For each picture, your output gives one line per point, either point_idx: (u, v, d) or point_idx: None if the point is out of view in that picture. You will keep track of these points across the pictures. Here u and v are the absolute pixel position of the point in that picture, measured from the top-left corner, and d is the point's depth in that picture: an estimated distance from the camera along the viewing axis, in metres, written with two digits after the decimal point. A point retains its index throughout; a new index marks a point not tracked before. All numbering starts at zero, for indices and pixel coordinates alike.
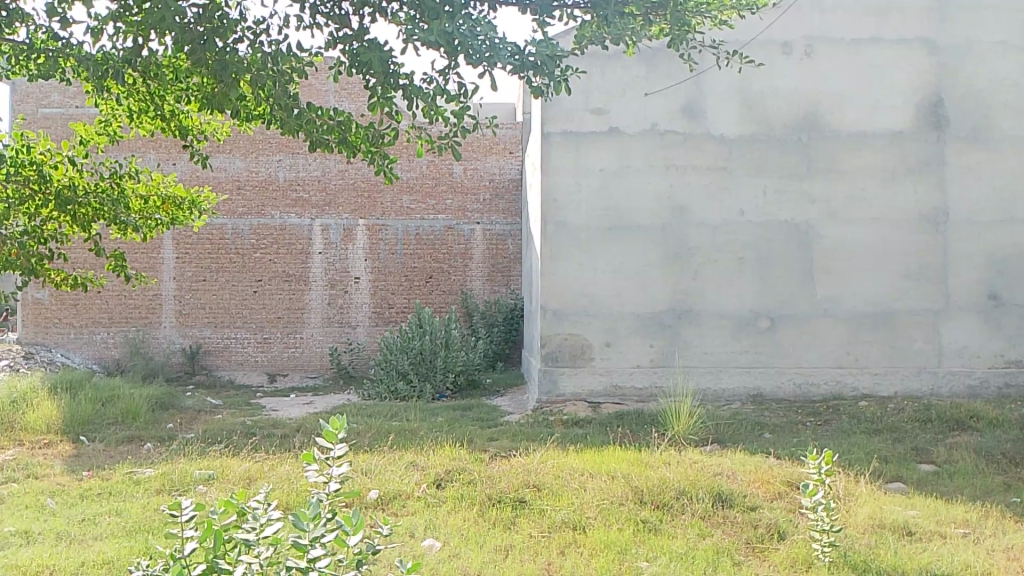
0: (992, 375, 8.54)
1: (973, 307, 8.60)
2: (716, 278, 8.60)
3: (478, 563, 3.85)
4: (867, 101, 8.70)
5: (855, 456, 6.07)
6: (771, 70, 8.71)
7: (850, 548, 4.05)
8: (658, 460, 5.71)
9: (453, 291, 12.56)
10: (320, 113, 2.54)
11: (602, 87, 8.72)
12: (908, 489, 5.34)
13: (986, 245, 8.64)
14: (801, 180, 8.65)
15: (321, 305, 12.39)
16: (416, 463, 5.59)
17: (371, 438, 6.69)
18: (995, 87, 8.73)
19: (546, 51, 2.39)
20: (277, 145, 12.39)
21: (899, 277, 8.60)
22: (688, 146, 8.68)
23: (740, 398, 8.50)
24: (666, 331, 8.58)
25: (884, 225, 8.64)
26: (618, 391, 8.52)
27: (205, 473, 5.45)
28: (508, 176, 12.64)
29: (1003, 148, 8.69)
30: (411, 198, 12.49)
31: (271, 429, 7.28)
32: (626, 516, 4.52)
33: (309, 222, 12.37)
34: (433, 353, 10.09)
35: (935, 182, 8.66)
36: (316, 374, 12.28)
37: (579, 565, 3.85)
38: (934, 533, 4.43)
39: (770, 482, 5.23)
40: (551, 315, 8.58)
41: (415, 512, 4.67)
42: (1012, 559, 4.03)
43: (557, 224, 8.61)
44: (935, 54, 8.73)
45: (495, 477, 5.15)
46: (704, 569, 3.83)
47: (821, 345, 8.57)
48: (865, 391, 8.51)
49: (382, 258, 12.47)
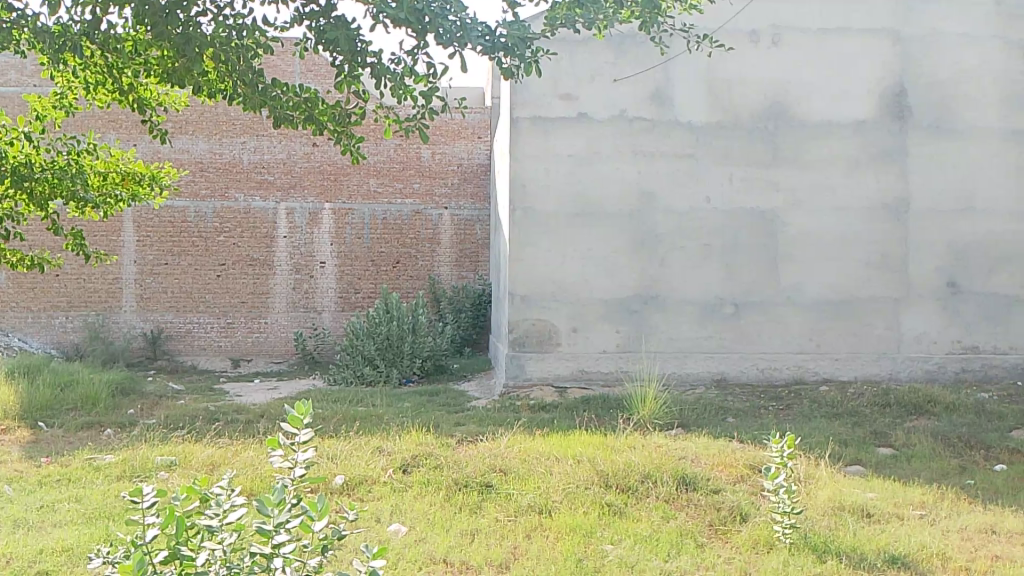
0: (949, 361, 8.76)
1: (932, 295, 8.79)
2: (682, 264, 8.66)
3: (444, 547, 3.85)
4: (831, 91, 8.80)
5: (814, 439, 6.19)
6: (738, 58, 8.76)
7: (810, 530, 4.13)
8: (624, 444, 5.75)
9: (421, 276, 12.48)
10: (286, 89, 2.50)
11: (570, 73, 8.69)
12: (866, 472, 5.46)
13: (945, 234, 8.83)
14: (766, 168, 8.74)
15: (286, 290, 12.25)
16: (383, 449, 5.56)
17: (337, 423, 6.64)
18: (957, 77, 8.90)
19: (517, 32, 2.38)
20: (242, 127, 12.17)
21: (861, 265, 8.75)
22: (657, 133, 8.72)
23: (704, 382, 8.60)
24: (633, 317, 8.63)
25: (847, 213, 8.77)
26: (585, 376, 8.54)
27: (167, 459, 5.37)
28: (477, 160, 12.60)
29: (963, 138, 8.87)
30: (378, 182, 12.36)
31: (236, 415, 7.20)
32: (591, 499, 4.55)
33: (274, 206, 12.20)
34: (400, 339, 10.05)
35: (897, 171, 8.81)
36: (281, 360, 12.14)
37: (545, 549, 3.87)
38: (892, 514, 4.53)
39: (733, 466, 5.30)
40: (519, 301, 8.57)
41: (382, 497, 4.66)
42: (966, 540, 4.15)
43: (525, 210, 8.58)
44: (899, 44, 8.85)
45: (461, 462, 5.15)
46: (669, 552, 3.87)
47: (784, 331, 8.70)
48: (826, 376, 8.66)
49: (348, 243, 12.35)
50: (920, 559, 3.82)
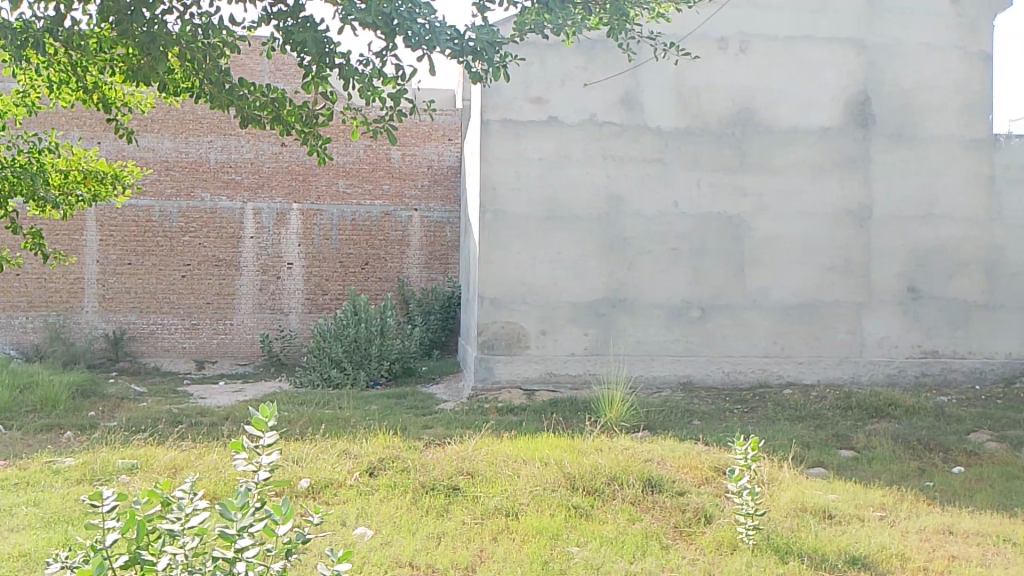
0: (910, 365, 8.93)
1: (893, 299, 8.96)
2: (650, 268, 8.73)
3: (410, 550, 3.84)
4: (796, 98, 8.94)
5: (778, 442, 6.27)
6: (706, 65, 8.86)
7: (773, 531, 4.18)
8: (590, 446, 5.78)
9: (389, 278, 12.42)
10: (253, 89, 2.48)
11: (540, 76, 8.72)
12: (828, 474, 5.55)
13: (907, 240, 9.01)
14: (733, 173, 8.84)
15: (252, 291, 12.12)
16: (349, 452, 5.52)
17: (303, 426, 6.59)
18: (919, 87, 9.09)
19: (485, 35, 2.40)
20: (208, 126, 12.02)
21: (825, 270, 8.89)
22: (626, 138, 8.77)
23: (670, 385, 8.67)
24: (601, 320, 8.67)
25: (812, 219, 8.91)
26: (553, 378, 8.56)
27: (128, 462, 5.28)
28: (447, 163, 12.59)
29: (924, 146, 9.06)
30: (347, 182, 12.29)
31: (200, 418, 7.10)
32: (558, 502, 4.56)
33: (241, 206, 12.07)
34: (368, 341, 9.99)
35: (860, 178, 8.97)
36: (246, 362, 12.00)
37: (511, 551, 3.87)
38: (853, 516, 4.61)
39: (698, 468, 5.35)
40: (489, 303, 8.57)
41: (347, 501, 4.63)
42: (925, 540, 4.23)
43: (495, 213, 8.59)
44: (863, 53, 9.02)
45: (428, 465, 5.13)
46: (634, 553, 3.90)
47: (750, 335, 8.80)
48: (790, 379, 8.78)
49: (316, 244, 12.25)
50: (879, 559, 3.89)
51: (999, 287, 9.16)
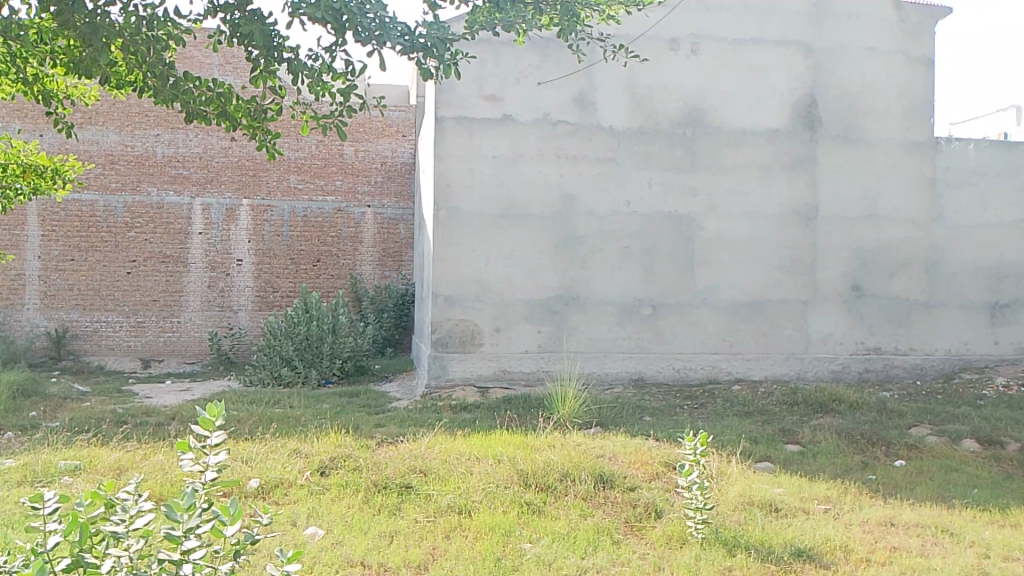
0: (853, 361, 9.17)
1: (838, 297, 9.19)
2: (602, 266, 8.80)
3: (362, 550, 3.82)
4: (746, 100, 9.09)
5: (727, 437, 6.38)
6: (658, 65, 8.95)
7: (721, 525, 4.26)
8: (544, 443, 5.81)
9: (342, 275, 12.30)
10: (198, 83, 2.45)
11: (495, 75, 8.72)
12: (775, 468, 5.67)
13: (851, 239, 9.25)
14: (684, 173, 8.97)
15: (200, 288, 11.88)
16: (299, 451, 5.46)
17: (253, 425, 6.49)
18: (864, 90, 9.33)
19: (436, 32, 2.39)
20: (155, 119, 11.76)
21: (773, 268, 9.07)
22: (579, 137, 8.83)
23: (622, 381, 8.77)
24: (554, 318, 8.71)
25: (760, 218, 9.08)
26: (507, 376, 8.58)
27: (71, 463, 5.14)
28: (401, 159, 12.51)
29: (868, 149, 9.31)
30: (299, 178, 12.14)
31: (146, 418, 6.94)
32: (510, 499, 4.57)
33: (189, 201, 11.83)
34: (320, 339, 9.87)
35: (807, 179, 9.18)
36: (194, 360, 11.77)
37: (464, 549, 3.87)
38: (798, 509, 4.71)
39: (649, 463, 5.41)
40: (443, 300, 8.54)
41: (298, 501, 4.58)
42: (867, 532, 4.35)
43: (449, 210, 8.56)
44: (810, 56, 9.22)
45: (381, 463, 5.11)
46: (585, 549, 3.94)
47: (699, 332, 8.94)
48: (739, 375, 8.94)
49: (266, 240, 12.07)
50: (824, 551, 3.99)
51: (938, 286, 9.46)
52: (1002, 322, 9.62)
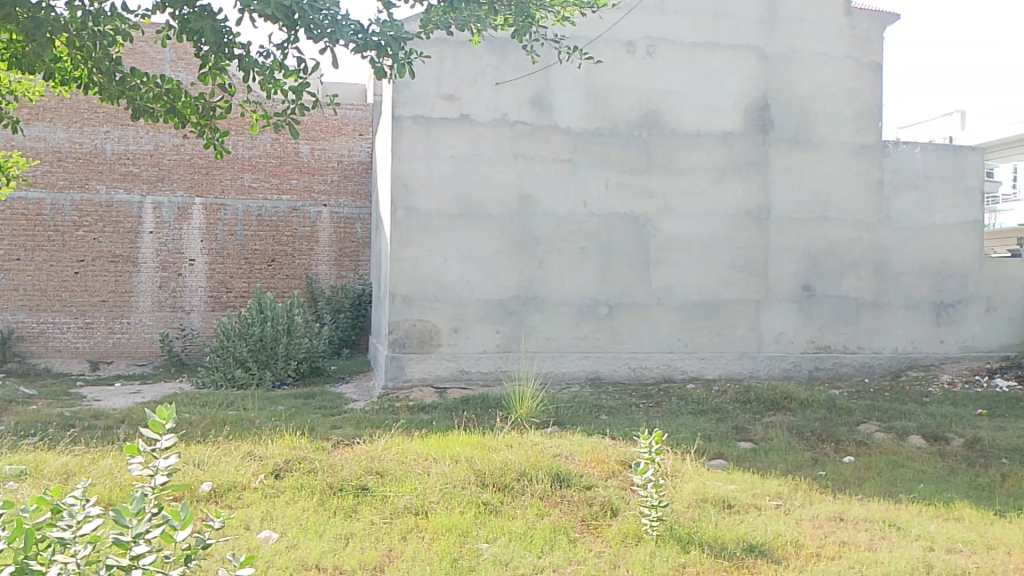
0: (804, 360, 9.37)
1: (790, 297, 9.37)
2: (559, 267, 8.84)
3: (317, 553, 3.77)
4: (700, 102, 9.22)
5: (682, 435, 6.46)
6: (615, 67, 9.02)
7: (675, 522, 4.31)
8: (501, 443, 5.81)
9: (297, 275, 12.16)
10: (146, 81, 2.57)
11: (453, 74, 8.69)
12: (728, 465, 5.76)
13: (802, 240, 9.44)
14: (640, 174, 9.06)
15: (151, 289, 11.63)
16: (253, 454, 5.38)
17: (205, 428, 6.37)
18: (814, 94, 9.53)
19: (390, 32, 2.60)
20: (105, 115, 11.48)
21: (727, 268, 9.21)
22: (537, 138, 8.86)
23: (579, 381, 8.82)
24: (512, 318, 8.73)
25: (714, 219, 9.22)
26: (464, 376, 8.57)
27: (15, 468, 4.98)
28: (358, 158, 12.42)
29: (818, 152, 9.51)
30: (253, 176, 11.96)
31: (94, 421, 6.77)
32: (467, 499, 4.57)
33: (140, 199, 11.57)
34: (274, 340, 9.75)
35: (759, 181, 9.34)
36: (144, 362, 11.53)
37: (420, 550, 3.86)
38: (750, 505, 4.80)
39: (605, 462, 5.45)
40: (400, 301, 8.46)
41: (252, 504, 4.51)
42: (817, 527, 4.45)
43: (407, 210, 8.49)
44: (763, 60, 9.39)
45: (336, 465, 5.06)
46: (542, 548, 3.95)
47: (655, 331, 9.04)
48: (693, 373, 9.07)
49: (219, 240, 11.86)
50: (775, 546, 4.07)
51: (886, 286, 9.71)
52: (947, 321, 9.91)
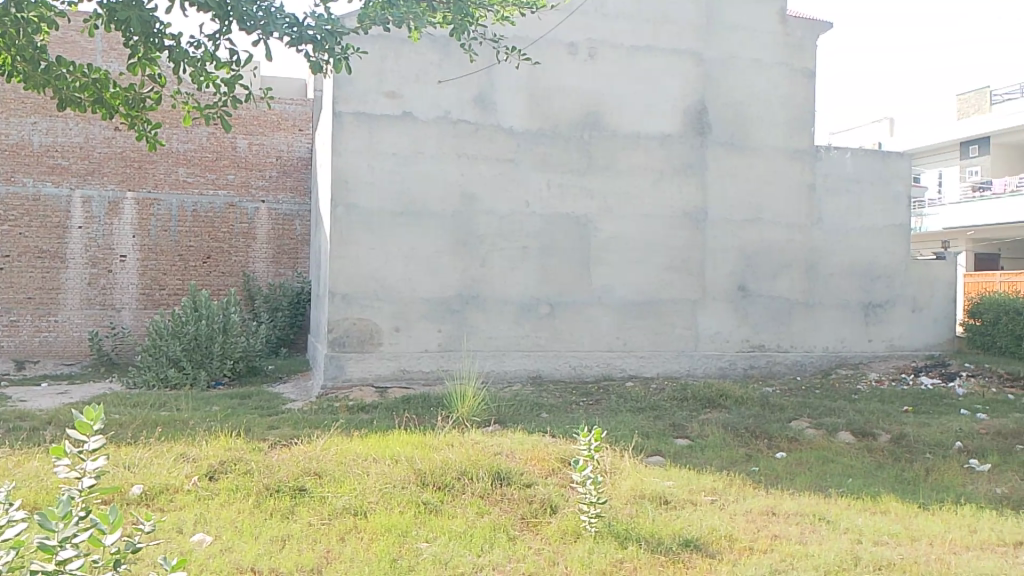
0: (739, 358, 9.59)
1: (726, 297, 9.58)
2: (501, 265, 8.86)
3: (252, 555, 3.71)
4: (641, 105, 9.35)
5: (620, 432, 6.55)
6: (557, 68, 9.07)
7: (613, 518, 4.36)
8: (442, 442, 5.79)
9: (233, 272, 11.91)
10: (73, 69, 2.58)
11: (395, 71, 8.62)
12: (665, 462, 5.86)
13: (738, 242, 9.66)
14: (581, 175, 9.14)
15: (80, 286, 11.24)
16: (187, 455, 5.27)
17: (136, 429, 6.20)
18: (750, 99, 9.76)
19: (326, 26, 2.70)
20: (32, 106, 11.05)
21: (665, 268, 9.37)
22: (479, 136, 8.86)
23: (520, 379, 8.86)
24: (453, 317, 8.71)
25: (653, 220, 9.36)
26: (405, 375, 8.51)
27: None
28: (297, 154, 12.25)
29: (753, 155, 9.75)
30: (188, 171, 11.67)
31: (18, 423, 6.51)
32: (407, 499, 4.55)
33: (68, 193, 11.17)
34: (209, 338, 9.53)
35: (697, 183, 9.53)
36: (72, 362, 11.13)
37: (359, 550, 3.83)
38: (686, 500, 4.89)
39: (545, 460, 5.48)
40: (340, 299, 8.35)
41: (185, 506, 4.40)
42: (751, 521, 4.57)
43: (347, 207, 8.38)
44: (701, 65, 9.58)
45: (273, 466, 4.98)
46: (481, 546, 3.96)
47: (595, 330, 9.14)
48: (632, 372, 9.20)
49: (152, 236, 11.53)
50: (710, 541, 4.16)
51: (818, 286, 10.00)
52: (875, 321, 10.26)
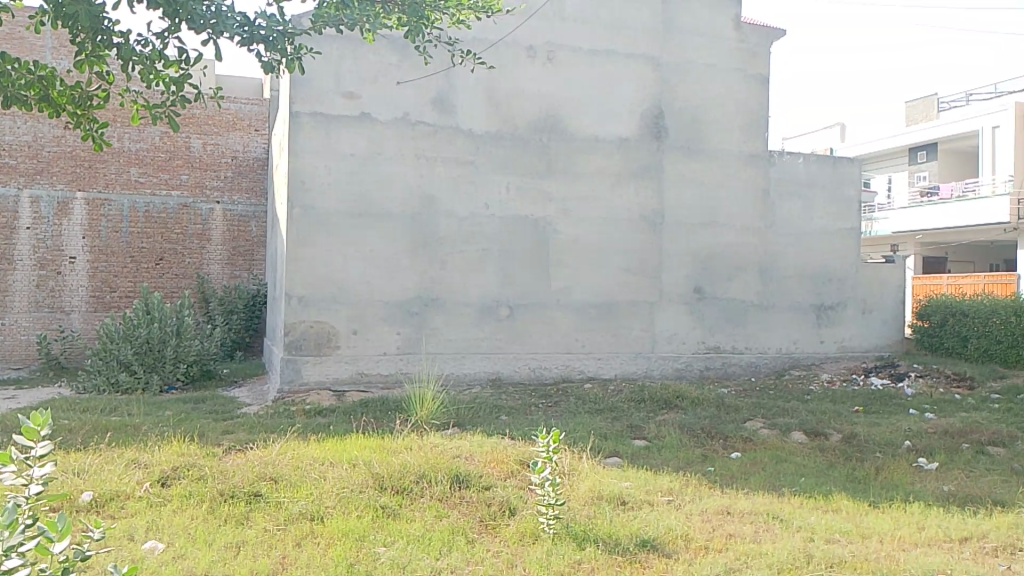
0: (695, 360, 9.73)
1: (682, 300, 9.71)
2: (460, 268, 8.85)
3: (206, 563, 3.64)
4: (599, 108, 9.42)
5: (578, 434, 6.59)
6: (516, 71, 9.10)
7: (571, 519, 4.39)
8: (399, 445, 5.76)
9: (187, 275, 11.70)
10: (16, 66, 2.52)
11: (354, 71, 8.55)
12: (623, 463, 5.91)
13: (694, 244, 9.80)
14: (540, 178, 9.17)
15: (26, 288, 10.92)
16: (138, 461, 5.15)
17: (86, 435, 6.04)
18: (706, 104, 9.91)
19: (278, 28, 2.74)
20: None
21: (623, 271, 9.46)
22: (438, 138, 8.84)
23: (479, 382, 8.87)
24: (412, 319, 8.67)
25: (611, 223, 9.44)
26: (364, 378, 8.45)
27: None
28: (253, 154, 12.11)
29: (709, 160, 9.90)
30: (141, 171, 11.42)
31: None
32: (365, 503, 4.52)
33: (15, 193, 10.85)
34: (162, 342, 9.34)
35: (654, 186, 9.64)
36: (19, 366, 10.82)
37: (315, 556, 3.79)
38: (643, 501, 4.94)
39: (504, 462, 5.49)
40: (296, 301, 8.24)
41: (136, 514, 4.30)
42: (706, 520, 4.63)
43: (304, 208, 8.29)
44: (658, 70, 9.69)
45: (227, 472, 4.90)
46: (440, 550, 3.95)
47: (554, 332, 9.18)
48: (590, 373, 9.27)
49: (103, 237, 11.26)
50: (666, 540, 4.21)
51: (772, 289, 10.18)
52: (826, 322, 10.49)
